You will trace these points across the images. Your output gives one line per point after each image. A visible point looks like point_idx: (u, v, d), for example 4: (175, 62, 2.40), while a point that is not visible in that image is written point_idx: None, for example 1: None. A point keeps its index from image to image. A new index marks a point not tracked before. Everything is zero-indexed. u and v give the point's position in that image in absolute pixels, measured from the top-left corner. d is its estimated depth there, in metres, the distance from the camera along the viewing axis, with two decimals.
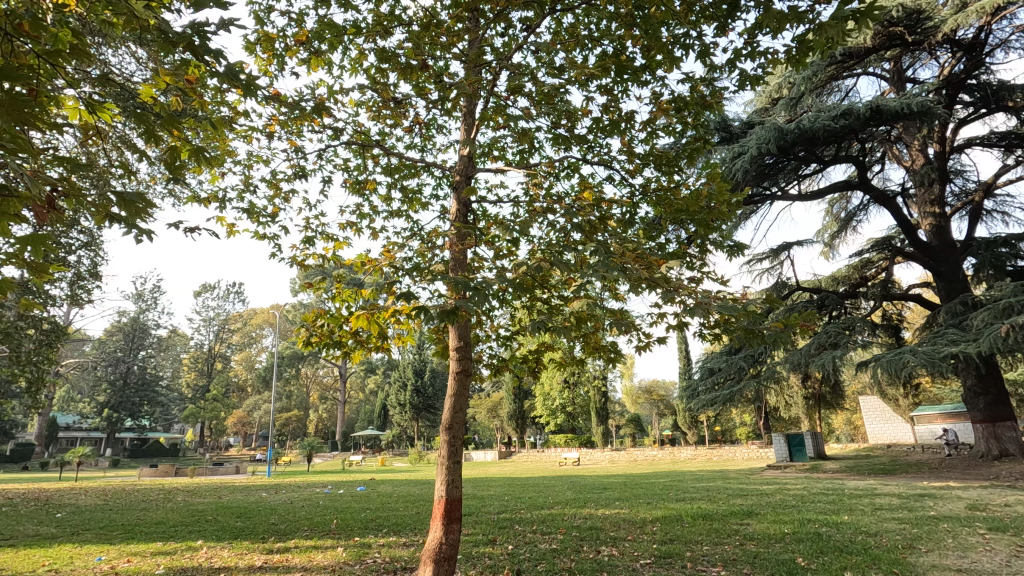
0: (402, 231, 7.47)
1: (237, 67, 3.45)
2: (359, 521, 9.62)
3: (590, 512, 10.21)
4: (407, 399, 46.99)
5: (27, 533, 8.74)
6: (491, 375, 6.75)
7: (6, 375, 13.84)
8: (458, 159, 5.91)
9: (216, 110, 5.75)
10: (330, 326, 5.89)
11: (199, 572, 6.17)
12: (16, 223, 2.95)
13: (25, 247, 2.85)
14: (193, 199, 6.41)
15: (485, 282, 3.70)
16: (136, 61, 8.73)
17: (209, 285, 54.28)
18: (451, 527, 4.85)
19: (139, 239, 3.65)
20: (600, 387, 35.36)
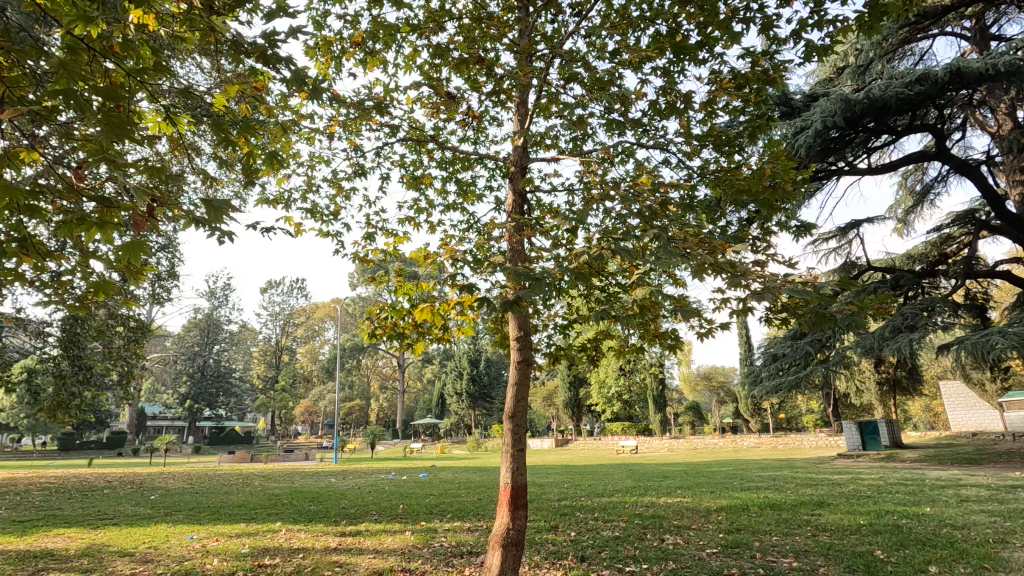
0: (458, 224, 7.56)
1: (299, 73, 3.60)
2: (425, 507, 9.95)
3: (652, 500, 10.16)
4: (464, 388, 48.08)
5: (129, 513, 9.62)
6: (548, 364, 6.75)
7: (100, 370, 15.05)
8: (512, 151, 5.89)
9: (281, 115, 5.98)
10: (394, 318, 6.06)
11: (280, 552, 6.59)
12: (119, 232, 3.23)
13: (124, 255, 3.10)
14: (261, 201, 6.71)
15: (546, 272, 3.69)
16: (204, 71, 9.21)
17: (274, 282, 57.11)
18: (518, 513, 4.90)
19: (221, 241, 3.86)
20: (658, 374, 34.89)
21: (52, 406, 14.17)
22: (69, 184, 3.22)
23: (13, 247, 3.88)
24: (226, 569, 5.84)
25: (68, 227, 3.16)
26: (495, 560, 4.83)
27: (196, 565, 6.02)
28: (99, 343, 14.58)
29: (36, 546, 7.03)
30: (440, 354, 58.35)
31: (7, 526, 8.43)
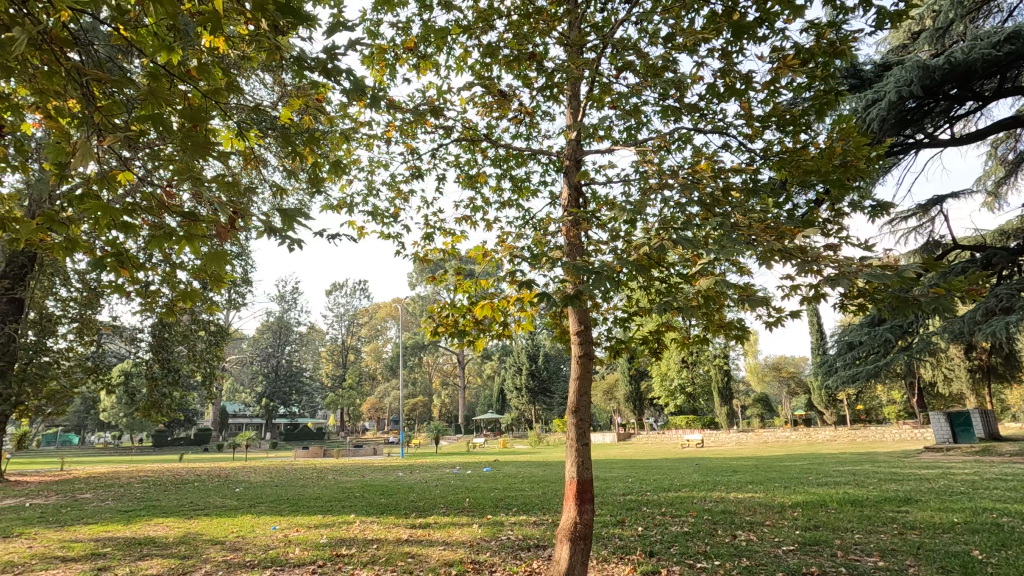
0: (515, 220, 7.59)
1: (358, 83, 3.75)
2: (491, 500, 10.12)
3: (721, 495, 9.88)
4: (524, 383, 48.40)
5: (218, 504, 10.32)
6: (609, 358, 6.69)
7: (187, 371, 16.19)
8: (565, 144, 5.87)
9: (340, 124, 6.21)
10: (454, 316, 6.17)
11: (356, 543, 6.89)
12: (204, 243, 3.47)
13: (209, 264, 3.34)
14: (326, 207, 7.01)
15: (605, 265, 3.65)
16: (268, 87, 9.70)
17: (339, 284, 59.48)
18: (585, 507, 4.90)
19: (292, 247, 4.06)
20: (723, 366, 33.74)
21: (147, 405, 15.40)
22: (158, 200, 3.50)
23: (112, 262, 4.27)
24: (307, 557, 6.17)
25: (159, 241, 3.44)
26: (563, 553, 4.83)
27: (280, 554, 6.39)
28: (185, 346, 15.73)
29: (140, 533, 7.69)
30: (499, 350, 58.92)
31: (115, 515, 9.26)
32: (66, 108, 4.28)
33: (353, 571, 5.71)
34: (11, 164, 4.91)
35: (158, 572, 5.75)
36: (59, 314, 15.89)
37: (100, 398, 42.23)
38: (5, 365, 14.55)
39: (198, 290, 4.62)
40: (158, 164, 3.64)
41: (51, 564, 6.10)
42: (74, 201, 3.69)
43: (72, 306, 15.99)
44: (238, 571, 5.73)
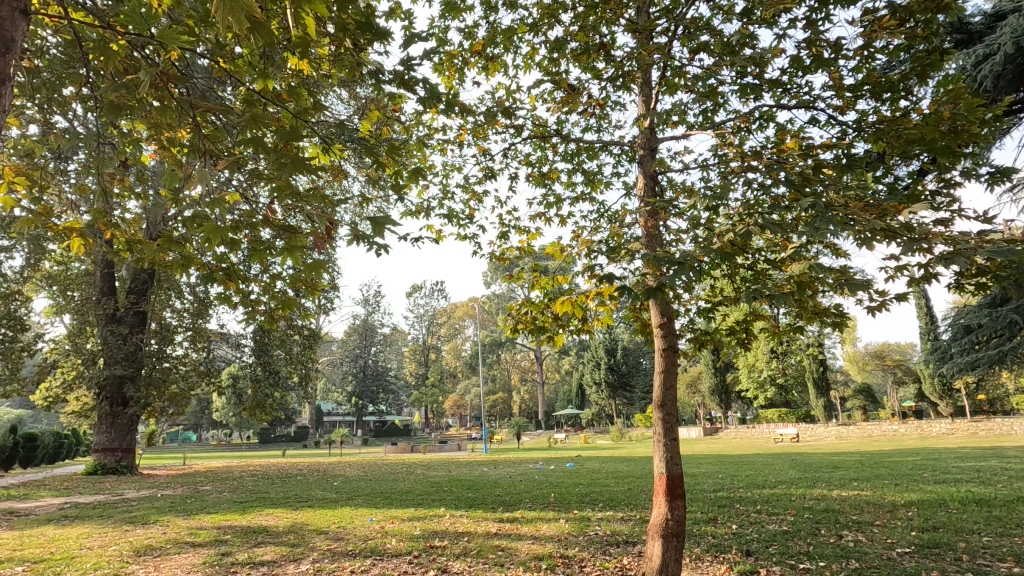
0: (589, 214, 7.53)
1: (432, 89, 4.04)
2: (576, 495, 10.11)
3: (822, 492, 9.30)
4: (603, 377, 47.83)
5: (319, 497, 11.05)
6: (693, 350, 6.47)
7: (286, 373, 17.43)
8: (639, 134, 5.74)
9: (416, 132, 6.45)
10: (533, 313, 6.24)
11: (447, 535, 7.13)
12: (302, 253, 3.72)
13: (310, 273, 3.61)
14: (405, 213, 7.31)
15: (688, 255, 3.54)
16: (345, 102, 10.24)
17: (417, 286, 61.56)
18: (676, 503, 4.77)
19: (379, 253, 4.27)
20: (817, 355, 31.66)
21: (253, 405, 16.73)
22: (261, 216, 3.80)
23: (222, 275, 4.70)
24: (403, 548, 6.46)
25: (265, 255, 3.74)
26: (656, 550, 4.72)
27: (378, 544, 6.74)
28: (284, 349, 16.96)
29: (254, 522, 8.38)
30: (576, 345, 58.53)
31: (232, 506, 10.17)
32: (177, 139, 4.74)
33: (447, 563, 5.90)
34: (135, 192, 5.52)
35: (273, 558, 6.24)
36: (176, 324, 17.64)
37: (213, 399, 46.47)
38: (135, 370, 16.35)
39: (296, 298, 4.98)
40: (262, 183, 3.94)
41: (183, 549, 6.79)
42: (188, 221, 4.08)
43: (186, 316, 17.70)
44: (342, 559, 6.10)
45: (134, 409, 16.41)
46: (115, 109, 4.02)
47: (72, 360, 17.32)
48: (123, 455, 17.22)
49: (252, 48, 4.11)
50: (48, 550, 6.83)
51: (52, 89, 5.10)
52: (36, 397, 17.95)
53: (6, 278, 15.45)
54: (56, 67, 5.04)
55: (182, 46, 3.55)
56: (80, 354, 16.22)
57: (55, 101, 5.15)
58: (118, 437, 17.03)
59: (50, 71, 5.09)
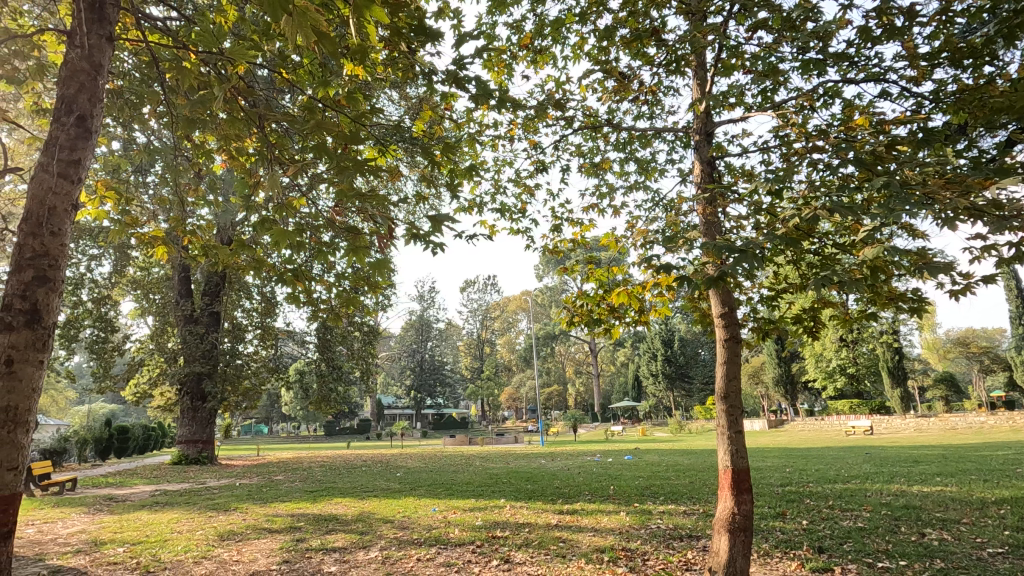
0: (643, 203, 7.41)
1: (483, 87, 4.17)
2: (636, 488, 10.01)
3: (900, 488, 8.80)
4: (660, 368, 46.93)
5: (384, 487, 11.45)
6: (756, 340, 6.24)
7: (348, 367, 18.11)
8: (693, 119, 5.59)
9: (467, 129, 6.54)
10: (589, 305, 6.19)
11: (509, 526, 7.24)
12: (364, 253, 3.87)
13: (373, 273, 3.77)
14: (459, 210, 7.42)
15: (752, 242, 3.41)
16: (397, 103, 10.47)
17: (471, 281, 62.33)
18: (743, 497, 4.64)
19: (435, 251, 4.37)
20: (892, 343, 29.79)
21: (318, 399, 17.49)
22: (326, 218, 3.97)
23: (290, 276, 4.95)
24: (466, 538, 6.61)
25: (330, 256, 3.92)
26: (723, 545, 4.61)
27: (442, 533, 6.93)
28: (346, 345, 17.62)
29: (325, 510, 8.80)
30: (631, 336, 57.65)
31: (304, 494, 10.70)
32: (244, 148, 5.02)
33: (509, 553, 6.00)
34: (208, 200, 5.87)
35: (343, 544, 6.53)
36: (246, 323, 18.65)
37: (281, 394, 48.92)
38: (212, 367, 17.45)
39: (358, 296, 5.17)
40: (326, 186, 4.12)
41: (262, 534, 7.22)
42: (258, 227, 4.30)
43: (255, 316, 18.69)
44: (409, 547, 6.32)
45: (212, 403, 17.52)
46: (191, 123, 4.29)
47: (157, 359, 18.65)
48: (204, 446, 18.43)
49: (312, 58, 4.29)
50: (144, 533, 7.43)
51: (132, 108, 5.50)
52: (127, 392, 19.48)
53: (97, 284, 16.81)
54: (136, 87, 5.43)
55: (249, 60, 3.76)
56: (163, 353, 17.44)
57: (136, 120, 5.56)
58: (199, 429, 18.25)
59: (131, 91, 5.48)
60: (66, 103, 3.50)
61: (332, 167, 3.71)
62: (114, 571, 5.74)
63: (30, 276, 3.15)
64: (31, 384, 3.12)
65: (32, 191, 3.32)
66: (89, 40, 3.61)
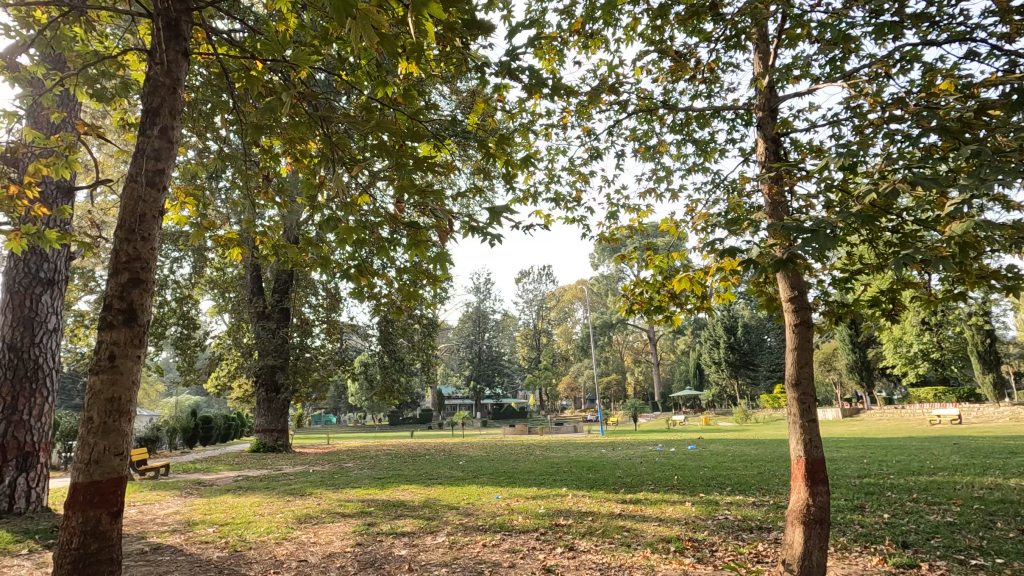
0: (703, 185, 7.19)
1: (537, 76, 4.16)
2: (701, 478, 9.80)
3: (994, 481, 8.17)
4: (723, 356, 45.52)
5: (448, 475, 11.75)
6: (828, 325, 5.93)
7: (410, 359, 18.63)
8: (756, 95, 5.35)
9: (520, 119, 6.55)
10: (649, 293, 6.07)
11: (572, 514, 7.26)
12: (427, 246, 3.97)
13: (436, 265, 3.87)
14: (514, 200, 7.45)
15: (824, 221, 3.24)
16: (449, 98, 10.61)
17: (526, 272, 62.49)
18: (818, 489, 4.44)
19: (493, 243, 4.41)
20: (983, 326, 27.54)
21: (383, 390, 18.15)
22: (389, 215, 4.09)
23: (355, 272, 5.14)
24: (530, 525, 6.68)
25: (393, 251, 4.05)
26: (797, 537, 4.43)
27: (506, 520, 7.05)
28: (407, 338, 18.12)
29: (394, 496, 9.14)
30: (692, 324, 56.11)
31: (373, 481, 11.16)
32: (308, 151, 5.24)
33: (573, 541, 6.02)
34: (276, 202, 6.19)
35: (412, 529, 6.77)
36: (313, 317, 19.51)
37: (348, 385, 51.07)
38: (284, 360, 18.43)
39: (419, 290, 5.31)
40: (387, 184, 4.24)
41: (336, 518, 7.59)
42: (324, 225, 4.49)
43: (321, 311, 19.53)
44: (474, 533, 6.48)
45: (285, 394, 18.52)
46: (260, 129, 4.53)
47: (234, 353, 19.87)
48: (279, 435, 19.50)
49: (369, 59, 4.41)
50: (230, 515, 7.98)
51: (206, 118, 5.86)
52: (209, 385, 20.90)
53: (180, 285, 18.09)
54: (208, 98, 5.79)
55: (310, 65, 3.91)
56: (240, 348, 18.57)
57: (209, 129, 5.92)
58: (274, 419, 19.32)
59: (203, 102, 5.84)
60: (150, 116, 3.75)
61: (393, 164, 3.82)
62: (205, 549, 6.20)
63: (126, 278, 3.43)
64: (132, 376, 3.41)
65: (124, 199, 3.59)
66: (167, 56, 3.87)
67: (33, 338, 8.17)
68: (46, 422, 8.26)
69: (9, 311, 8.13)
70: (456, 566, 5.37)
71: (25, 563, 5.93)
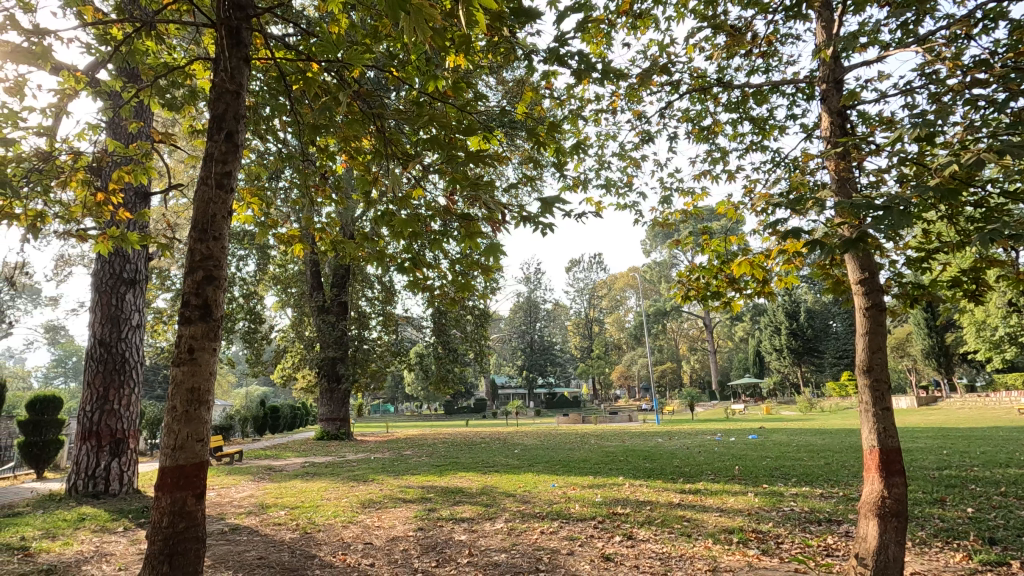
0: (762, 165, 6.90)
1: (586, 61, 4.11)
2: (764, 469, 9.50)
3: None
4: (785, 343, 43.79)
5: (504, 463, 11.90)
6: (902, 308, 5.57)
7: (463, 349, 18.94)
8: (819, 66, 5.06)
9: (568, 106, 6.48)
10: (705, 278, 5.90)
11: (629, 504, 7.21)
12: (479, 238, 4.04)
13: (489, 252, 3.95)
14: (564, 188, 7.39)
15: (898, 196, 3.04)
16: (496, 89, 10.63)
17: (576, 260, 62.08)
18: (894, 480, 4.21)
19: (544, 232, 4.41)
20: None
21: (438, 380, 18.56)
22: (442, 207, 4.15)
23: (409, 264, 5.25)
24: (587, 513, 6.69)
25: (448, 242, 4.13)
26: (871, 530, 4.23)
27: (563, 508, 7.08)
28: (460, 329, 18.42)
29: (452, 483, 9.36)
30: (750, 310, 54.18)
31: (432, 468, 11.45)
32: (362, 148, 5.38)
33: (632, 530, 5.98)
34: (334, 199, 6.40)
35: (471, 515, 6.91)
36: (370, 310, 20.12)
37: (404, 375, 52.52)
38: (343, 352, 19.16)
39: (471, 282, 5.37)
40: (439, 178, 4.30)
41: (397, 503, 7.85)
42: (380, 220, 4.62)
43: (377, 303, 20.11)
44: (532, 520, 6.54)
45: (346, 384, 19.26)
46: (316, 129, 4.69)
47: (297, 345, 20.78)
48: (341, 423, 20.37)
49: (418, 54, 4.47)
50: (300, 499, 8.40)
51: (266, 122, 6.12)
52: (276, 376, 21.99)
53: (246, 282, 19.06)
54: (267, 102, 6.04)
55: (363, 63, 4.01)
56: (303, 340, 19.42)
57: (268, 131, 6.19)
58: (336, 408, 20.14)
59: (263, 106, 6.10)
60: (217, 122, 3.95)
61: (445, 157, 3.88)
62: (279, 531, 6.58)
63: (201, 276, 3.64)
64: (209, 368, 3.62)
65: (196, 202, 3.80)
66: (230, 63, 4.05)
67: (119, 333, 8.82)
68: (134, 411, 8.93)
69: (98, 309, 8.82)
70: (515, 552, 5.46)
71: (121, 540, 6.47)
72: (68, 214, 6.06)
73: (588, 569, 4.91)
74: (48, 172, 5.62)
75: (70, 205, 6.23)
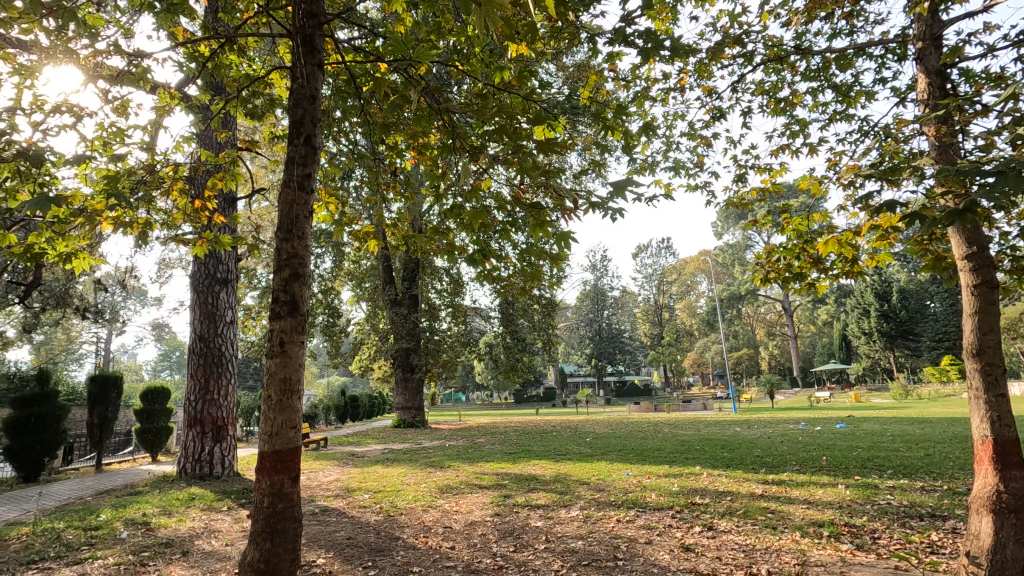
0: (847, 134, 6.44)
1: (653, 39, 4.00)
2: (855, 460, 8.93)
3: None
4: (875, 326, 40.83)
5: (576, 451, 11.90)
6: (1016, 284, 5.04)
7: (532, 338, 19.04)
8: (913, 23, 4.62)
9: (633, 87, 6.32)
10: (786, 260, 5.59)
11: (708, 493, 7.02)
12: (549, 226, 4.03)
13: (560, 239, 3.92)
14: (631, 172, 7.23)
15: (1010, 160, 2.75)
16: (558, 75, 10.53)
17: (644, 246, 60.72)
18: (1011, 474, 3.83)
19: (614, 217, 4.33)
20: None
21: (508, 368, 18.81)
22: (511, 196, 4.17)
23: (478, 255, 5.32)
24: (664, 503, 6.58)
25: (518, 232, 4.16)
26: (985, 527, 3.88)
27: (639, 497, 7.00)
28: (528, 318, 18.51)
29: (526, 471, 9.48)
30: (835, 292, 50.85)
31: (505, 456, 11.64)
32: (430, 143, 5.49)
33: (712, 520, 5.83)
34: (404, 195, 6.60)
35: (546, 502, 6.98)
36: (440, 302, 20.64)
37: (474, 366, 53.57)
38: (416, 343, 19.81)
39: (540, 270, 5.38)
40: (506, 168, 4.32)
41: (473, 490, 8.06)
42: (451, 213, 4.71)
43: (446, 295, 20.58)
44: (607, 509, 6.52)
45: (419, 374, 19.91)
46: (386, 127, 4.84)
47: (373, 337, 21.67)
48: (416, 411, 21.11)
49: (481, 46, 4.50)
50: (381, 484, 8.81)
51: (339, 125, 6.40)
52: (354, 367, 23.07)
53: (324, 278, 20.08)
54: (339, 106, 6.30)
55: (429, 59, 4.09)
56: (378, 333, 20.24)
57: (341, 132, 6.45)
58: (411, 397, 20.88)
59: (335, 109, 6.37)
60: (297, 126, 4.16)
61: (513, 147, 3.89)
62: (364, 513, 6.94)
63: (288, 274, 3.87)
64: (299, 360, 3.85)
65: (281, 204, 4.03)
66: (306, 70, 4.26)
67: (216, 329, 9.56)
68: (231, 401, 9.66)
69: (197, 308, 9.59)
70: (592, 539, 5.47)
71: (227, 518, 7.07)
72: (170, 220, 6.62)
73: (667, 558, 4.84)
74: (152, 184, 6.17)
75: (170, 213, 6.81)
